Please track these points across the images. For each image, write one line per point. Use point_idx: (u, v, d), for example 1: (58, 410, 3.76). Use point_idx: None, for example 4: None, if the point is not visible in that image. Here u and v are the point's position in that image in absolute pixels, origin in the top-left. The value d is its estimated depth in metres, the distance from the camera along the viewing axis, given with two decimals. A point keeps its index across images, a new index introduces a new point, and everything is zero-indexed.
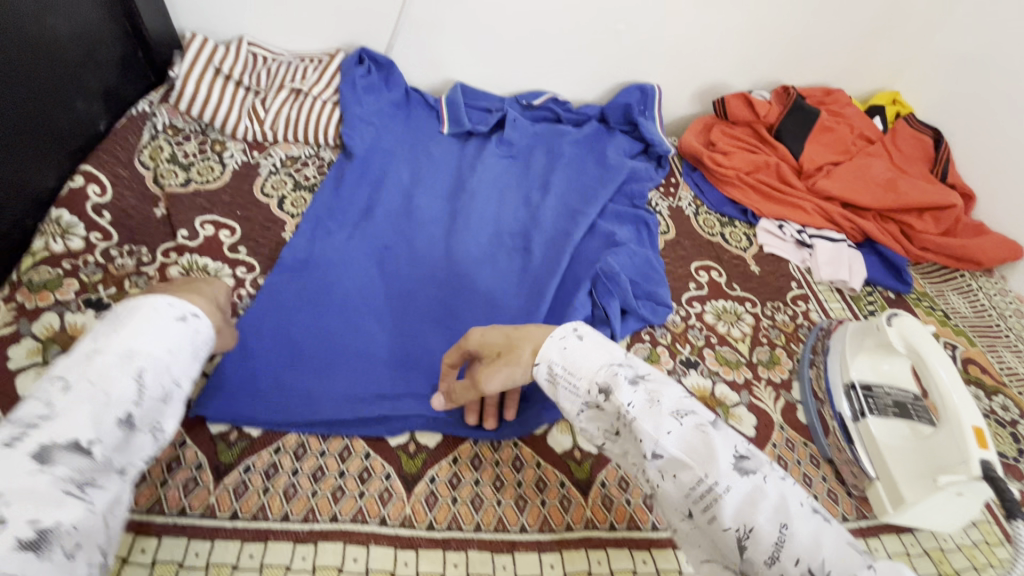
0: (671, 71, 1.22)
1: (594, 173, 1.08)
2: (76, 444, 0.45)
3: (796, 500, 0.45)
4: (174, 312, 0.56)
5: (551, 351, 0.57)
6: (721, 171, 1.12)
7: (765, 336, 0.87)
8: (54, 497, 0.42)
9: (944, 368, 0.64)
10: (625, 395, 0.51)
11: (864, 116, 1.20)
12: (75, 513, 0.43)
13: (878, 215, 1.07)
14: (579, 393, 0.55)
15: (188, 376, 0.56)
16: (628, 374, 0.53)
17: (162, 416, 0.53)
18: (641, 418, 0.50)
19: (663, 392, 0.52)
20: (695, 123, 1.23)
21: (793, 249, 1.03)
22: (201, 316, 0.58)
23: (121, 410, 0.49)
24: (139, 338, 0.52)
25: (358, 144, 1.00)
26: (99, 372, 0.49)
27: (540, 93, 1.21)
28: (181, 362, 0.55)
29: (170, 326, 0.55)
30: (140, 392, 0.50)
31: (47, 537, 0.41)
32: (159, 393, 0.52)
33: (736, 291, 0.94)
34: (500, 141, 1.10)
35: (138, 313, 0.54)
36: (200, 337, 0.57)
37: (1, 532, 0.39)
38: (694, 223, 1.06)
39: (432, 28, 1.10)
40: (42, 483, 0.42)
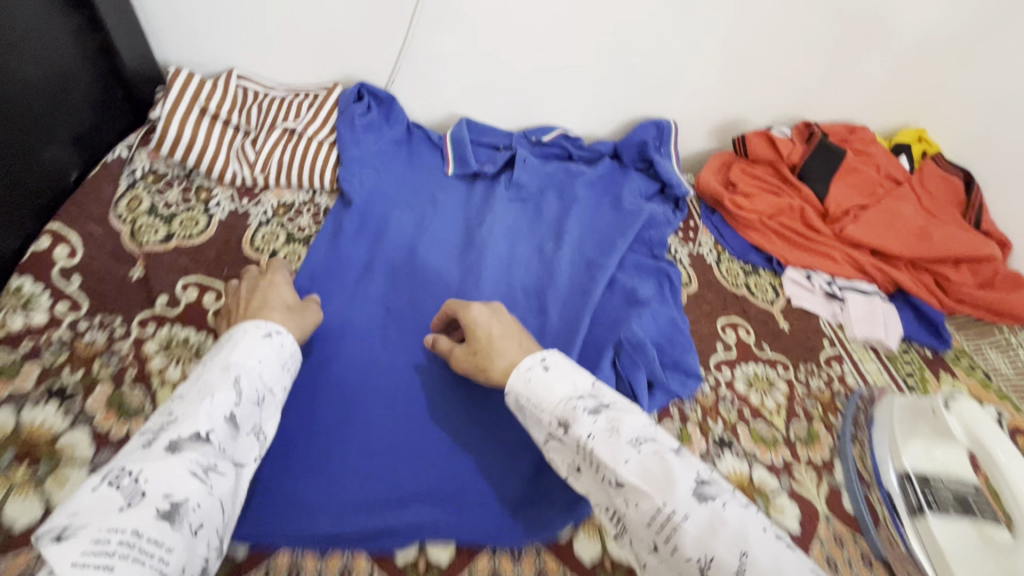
0: (688, 106, 1.15)
1: (610, 219, 1.01)
2: (197, 435, 0.50)
3: (757, 529, 0.44)
4: (260, 330, 0.62)
5: (517, 383, 0.58)
6: (743, 215, 1.06)
7: (801, 407, 0.81)
8: (181, 476, 0.47)
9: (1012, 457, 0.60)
10: (585, 425, 0.52)
11: (890, 155, 1.13)
12: (197, 493, 0.47)
13: (910, 264, 1.02)
14: (542, 423, 0.56)
15: (280, 384, 0.62)
16: (588, 405, 0.54)
17: (263, 419, 0.59)
18: (600, 448, 0.50)
19: (624, 420, 0.52)
20: (713, 160, 1.17)
21: (823, 302, 0.97)
22: (283, 332, 0.65)
23: (230, 406, 0.54)
24: (235, 352, 0.58)
25: (357, 191, 0.92)
26: (207, 382, 0.55)
27: (550, 129, 1.14)
28: (271, 371, 0.61)
29: (260, 340, 0.61)
30: (239, 396, 0.56)
31: (176, 511, 0.45)
32: (255, 397, 0.58)
33: (766, 352, 0.88)
34: (509, 183, 1.02)
35: (233, 335, 0.61)
36: (284, 350, 0.63)
37: (144, 503, 0.44)
38: (716, 274, 0.99)
39: (436, 61, 1.03)
40: (172, 465, 0.48)
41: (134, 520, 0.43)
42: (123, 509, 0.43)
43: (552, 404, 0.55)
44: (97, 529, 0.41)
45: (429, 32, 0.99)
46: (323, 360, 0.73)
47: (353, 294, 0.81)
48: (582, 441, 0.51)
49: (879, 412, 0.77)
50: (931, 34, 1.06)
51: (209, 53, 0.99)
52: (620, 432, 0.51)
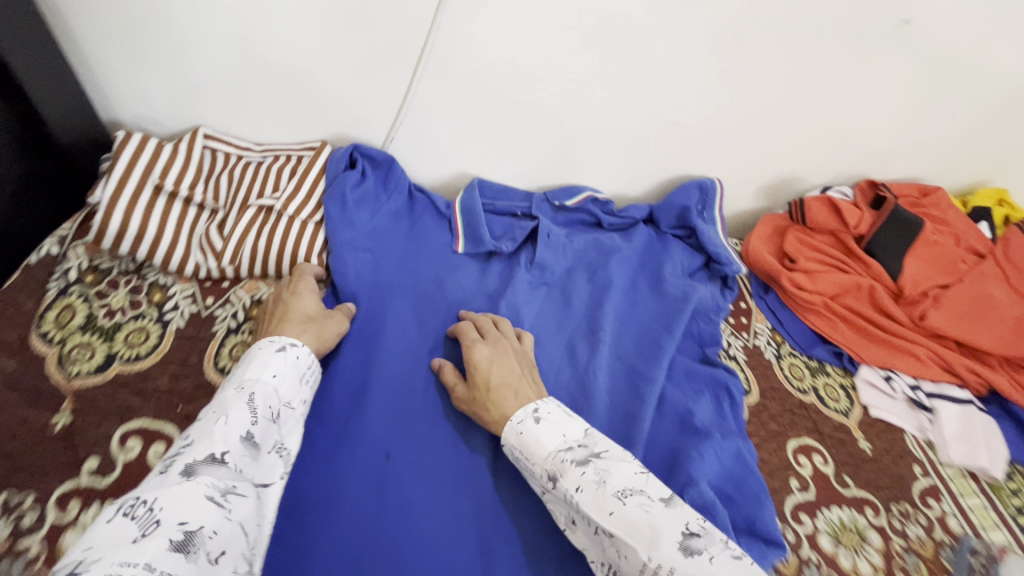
0: (736, 163, 0.99)
1: (652, 307, 0.85)
2: (214, 457, 0.46)
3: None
4: (274, 346, 0.59)
5: (510, 438, 0.59)
6: (803, 298, 0.90)
7: (902, 570, 0.65)
8: (197, 500, 0.42)
9: None
10: (572, 478, 0.52)
11: (969, 222, 0.98)
12: (215, 519, 0.42)
13: (1003, 361, 0.86)
14: (535, 477, 0.56)
15: (298, 400, 0.58)
16: (575, 456, 0.54)
17: (283, 436, 0.54)
18: (585, 502, 0.50)
19: (611, 471, 0.52)
20: (763, 225, 1.01)
21: (905, 410, 0.81)
22: (298, 345, 0.62)
23: (245, 425, 0.50)
24: (245, 370, 0.54)
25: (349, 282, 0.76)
26: (219, 403, 0.51)
27: (576, 190, 0.98)
28: (287, 386, 0.57)
29: (273, 357, 0.58)
30: (253, 415, 0.51)
31: (194, 540, 0.40)
32: (269, 415, 0.53)
33: (850, 488, 0.72)
34: (531, 263, 0.86)
35: (248, 356, 0.58)
36: (300, 364, 0.60)
37: (155, 534, 0.39)
38: (779, 375, 0.83)
39: (443, 116, 0.87)
40: (188, 489, 0.43)
41: (148, 552, 0.37)
42: (136, 540, 0.38)
43: (542, 457, 0.56)
44: (109, 561, 0.36)
45: (435, 85, 0.83)
46: (303, 538, 0.57)
47: (345, 432, 0.65)
48: (570, 495, 0.52)
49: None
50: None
51: (170, 109, 0.82)
52: (607, 485, 0.51)
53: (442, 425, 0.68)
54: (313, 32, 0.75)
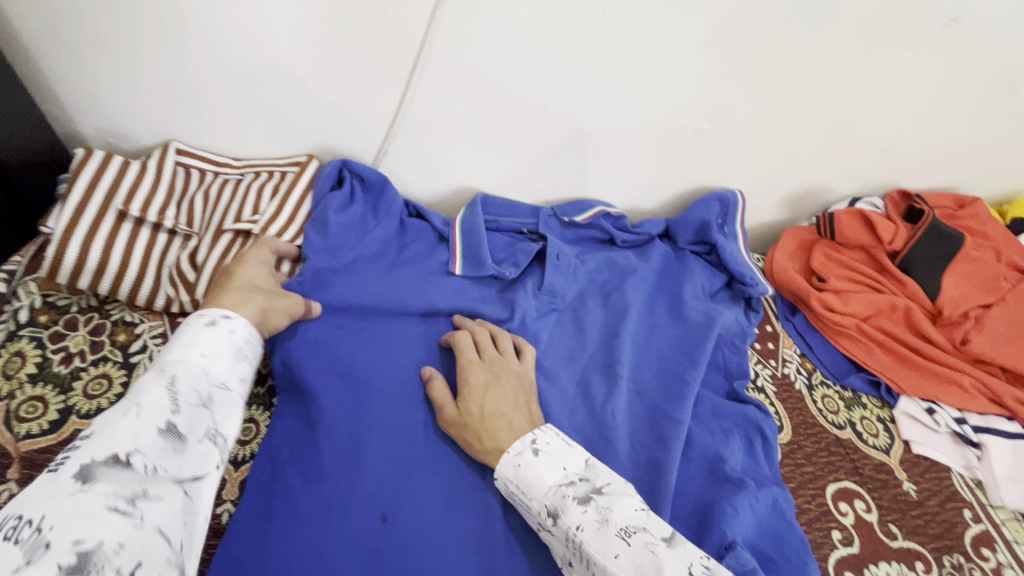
0: (759, 174, 0.92)
1: (673, 335, 0.78)
2: (118, 458, 0.39)
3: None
4: (203, 319, 0.52)
5: (506, 471, 0.55)
6: (835, 320, 0.83)
7: None
8: (97, 514, 0.35)
9: None
10: (574, 515, 0.49)
11: (1009, 235, 0.91)
12: (119, 530, 0.35)
13: None
14: (531, 514, 0.53)
15: (236, 378, 0.51)
16: (576, 492, 0.51)
17: (218, 421, 0.47)
18: (589, 542, 0.47)
19: (614, 508, 0.50)
20: (788, 239, 0.94)
21: (950, 445, 0.75)
22: (235, 317, 0.54)
23: (162, 415, 0.42)
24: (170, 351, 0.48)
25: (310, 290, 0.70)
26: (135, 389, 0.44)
27: (586, 204, 0.90)
28: (218, 366, 0.49)
29: (200, 334, 0.51)
30: (174, 401, 0.44)
31: (92, 560, 0.33)
32: (197, 400, 0.46)
33: (897, 540, 0.65)
34: (540, 287, 0.78)
35: (173, 336, 0.50)
36: (235, 338, 0.53)
37: (42, 559, 0.32)
38: (811, 408, 0.76)
39: (442, 127, 0.79)
40: (86, 497, 0.36)
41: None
42: (18, 569, 0.31)
43: (540, 492, 0.52)
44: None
45: (433, 93, 0.75)
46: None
47: (337, 491, 0.58)
48: (572, 534, 0.49)
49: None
50: None
51: (137, 122, 0.74)
52: (611, 523, 0.48)
53: (444, 479, 0.61)
54: (296, 36, 0.68)
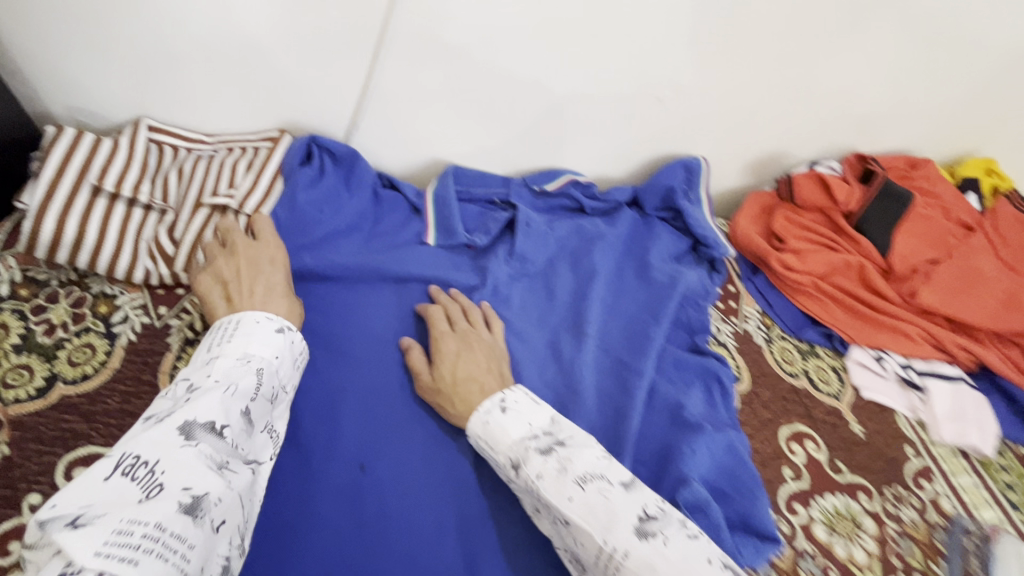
0: (722, 140, 0.95)
1: (639, 296, 0.81)
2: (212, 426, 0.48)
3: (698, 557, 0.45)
4: (274, 325, 0.59)
5: (476, 428, 0.58)
6: (793, 278, 0.87)
7: (897, 557, 0.64)
8: (199, 469, 0.44)
9: None
10: (533, 464, 0.52)
11: (958, 194, 0.96)
12: (218, 487, 0.45)
13: (994, 336, 0.85)
14: (499, 466, 0.57)
15: (291, 384, 0.60)
16: (537, 444, 0.54)
17: (274, 418, 0.56)
18: (546, 487, 0.51)
19: (573, 458, 0.52)
20: (750, 204, 0.97)
21: (897, 390, 0.80)
22: (295, 330, 0.62)
23: (247, 400, 0.51)
24: (250, 344, 0.56)
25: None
26: (222, 371, 0.52)
27: (556, 174, 0.93)
28: (285, 369, 0.58)
29: (274, 337, 0.58)
30: (256, 390, 0.53)
31: (200, 505, 0.43)
32: (269, 394, 0.55)
33: (842, 474, 0.70)
34: (510, 254, 0.81)
35: (244, 325, 0.58)
36: (294, 348, 0.61)
37: (164, 497, 0.41)
38: (769, 360, 0.81)
39: (411, 99, 0.81)
40: (192, 455, 0.45)
41: (157, 513, 0.40)
42: (142, 501, 0.40)
43: (505, 445, 0.56)
44: (116, 518, 0.38)
45: (401, 64, 0.76)
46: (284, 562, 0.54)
47: (318, 448, 0.61)
48: (531, 482, 0.52)
49: (998, 567, 0.63)
50: (1013, 47, 0.88)
51: (106, 98, 0.74)
52: (568, 471, 0.51)
53: (420, 433, 0.64)
54: (262, 8, 0.69)
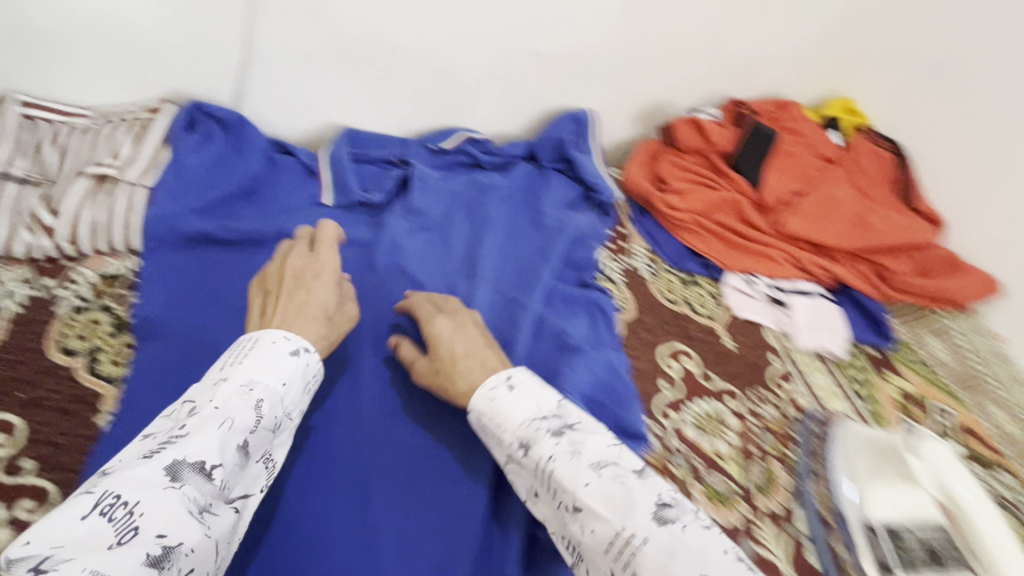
0: (606, 92, 1.01)
1: (531, 240, 0.87)
2: (201, 466, 0.43)
3: (717, 556, 0.44)
4: (290, 346, 0.54)
5: (481, 404, 0.56)
6: (675, 216, 0.96)
7: (755, 446, 0.73)
8: (178, 517, 0.41)
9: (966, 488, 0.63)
10: (547, 446, 0.51)
11: (821, 132, 1.05)
12: (194, 537, 0.41)
13: (850, 255, 0.94)
14: (502, 446, 0.54)
15: (298, 410, 0.55)
16: (550, 425, 0.52)
17: (273, 447, 0.52)
18: (559, 469, 0.49)
19: (586, 443, 0.51)
20: (639, 152, 1.03)
21: (766, 308, 0.89)
22: (313, 351, 0.56)
23: (244, 435, 0.47)
24: (260, 369, 0.51)
25: (151, 227, 0.71)
26: (224, 398, 0.47)
27: (451, 132, 0.96)
28: (293, 396, 0.53)
29: (286, 360, 0.53)
30: (258, 421, 0.49)
31: (168, 556, 0.40)
32: (272, 424, 0.50)
33: (714, 383, 0.79)
34: (406, 209, 0.85)
35: (259, 345, 0.53)
36: (307, 372, 0.56)
37: (132, 546, 0.38)
38: (653, 290, 0.88)
39: (293, 62, 0.82)
40: (174, 497, 0.41)
41: (122, 567, 0.37)
42: (112, 548, 0.37)
43: (515, 424, 0.54)
44: (80, 569, 0.35)
45: (282, 28, 0.78)
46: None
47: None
48: (544, 463, 0.51)
49: (838, 444, 0.70)
50: None
51: None
52: (582, 456, 0.50)
53: None
54: None
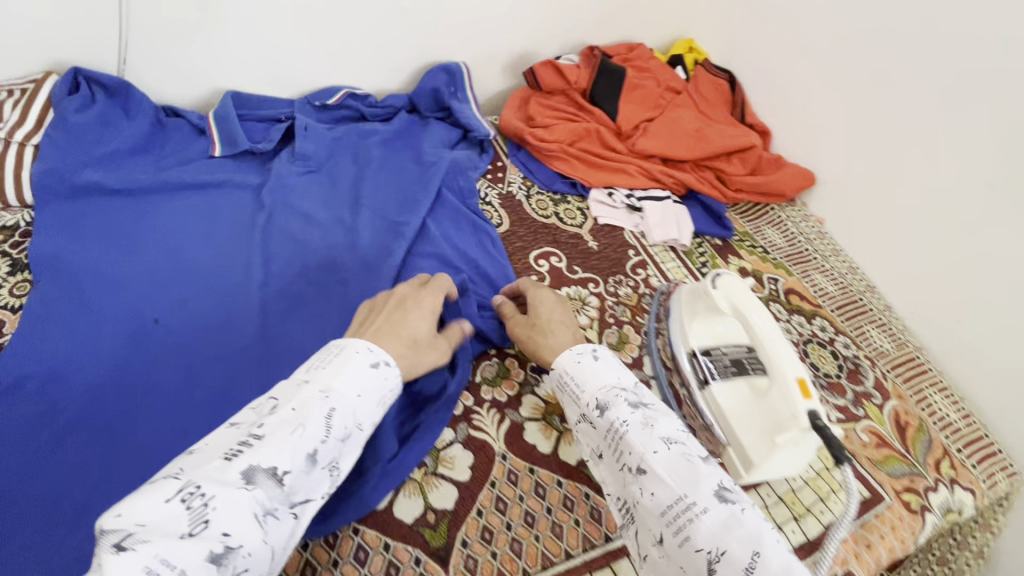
0: (475, 46, 1.12)
1: (412, 174, 0.97)
2: (273, 471, 0.47)
3: (770, 535, 0.47)
4: (370, 359, 0.57)
5: (566, 365, 0.65)
6: (545, 147, 1.07)
7: (611, 316, 0.86)
8: (245, 515, 0.44)
9: (759, 315, 0.68)
10: (622, 413, 0.58)
11: (666, 67, 1.21)
12: (253, 540, 0.44)
13: (695, 165, 1.10)
14: (580, 404, 0.62)
15: (370, 421, 0.57)
16: (627, 397, 0.60)
17: (342, 456, 0.54)
18: (631, 435, 0.56)
19: (659, 422, 0.57)
20: (512, 98, 1.16)
21: (625, 215, 1.03)
22: (392, 364, 0.59)
23: (314, 443, 0.50)
24: (338, 378, 0.54)
25: (41, 179, 0.79)
26: (300, 403, 0.51)
27: (335, 90, 1.05)
28: (367, 409, 0.56)
29: (366, 372, 0.56)
30: (327, 431, 0.51)
31: (228, 554, 0.43)
32: (341, 433, 0.53)
33: (577, 273, 0.91)
34: (293, 155, 0.94)
35: (344, 354, 0.57)
36: (387, 385, 0.58)
37: (201, 536, 0.42)
38: (526, 209, 1.00)
39: (169, 31, 0.88)
40: (244, 498, 0.45)
41: (187, 556, 0.41)
42: (183, 536, 0.41)
43: (595, 389, 0.62)
44: (152, 553, 0.39)
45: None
46: (85, 385, 0.66)
47: (107, 309, 0.72)
48: (618, 426, 0.57)
49: (675, 302, 0.82)
50: None
51: None
52: (654, 429, 0.56)
53: (210, 291, 0.76)
54: None
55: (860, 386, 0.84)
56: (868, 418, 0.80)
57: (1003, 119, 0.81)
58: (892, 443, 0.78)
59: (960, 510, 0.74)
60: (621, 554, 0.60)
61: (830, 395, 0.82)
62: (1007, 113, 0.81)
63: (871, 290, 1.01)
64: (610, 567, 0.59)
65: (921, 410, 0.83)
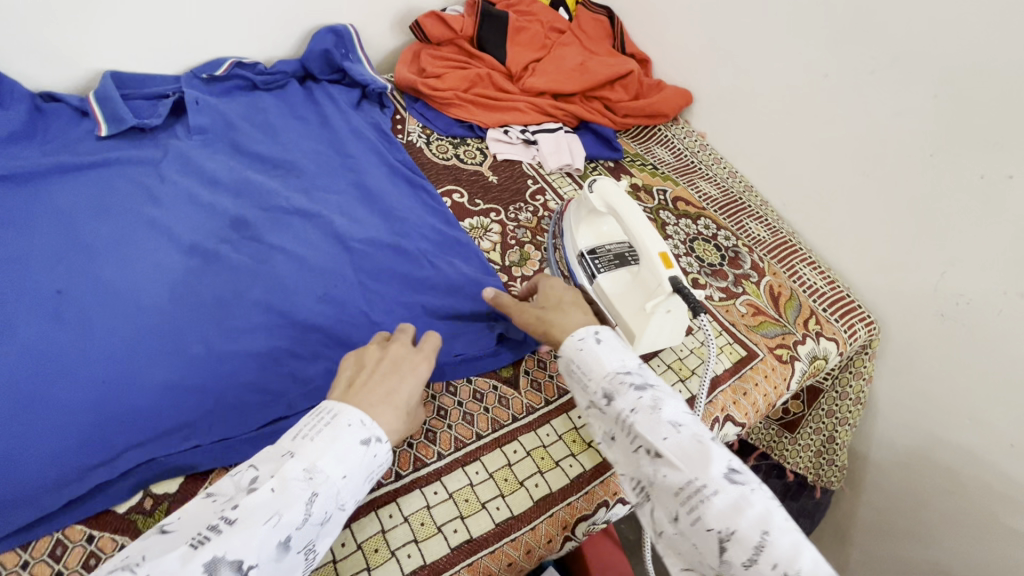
0: (358, 4, 1.14)
1: (314, 136, 1.01)
2: (239, 566, 0.42)
3: (779, 514, 0.46)
4: (363, 434, 0.51)
5: (569, 352, 0.61)
6: (440, 96, 1.10)
7: (513, 239, 0.94)
8: None
9: (633, 212, 0.74)
10: (628, 399, 0.55)
11: (549, 9, 1.25)
12: None
13: (583, 97, 1.17)
14: (586, 391, 0.59)
15: (354, 499, 0.51)
16: (633, 381, 0.56)
17: (319, 536, 0.49)
18: (640, 422, 0.53)
19: (667, 403, 0.54)
20: (404, 54, 1.18)
21: (523, 150, 1.09)
22: (384, 440, 0.53)
23: (288, 533, 0.44)
24: (326, 455, 0.49)
25: None
26: (283, 483, 0.46)
27: (221, 61, 1.05)
28: (352, 487, 0.50)
29: (354, 448, 0.51)
30: (304, 516, 0.46)
31: None
32: (320, 515, 0.48)
33: (479, 206, 0.97)
34: (188, 130, 0.96)
35: (335, 424, 0.51)
36: (377, 461, 0.53)
37: None
38: (426, 154, 1.05)
39: (32, 14, 0.86)
40: None
41: None
42: None
43: (600, 375, 0.58)
44: None
45: None
46: None
47: (8, 287, 0.73)
48: (624, 414, 0.55)
49: (568, 215, 0.86)
50: None
51: None
52: (661, 412, 0.53)
53: (114, 260, 0.78)
54: None
55: (740, 269, 0.95)
56: (746, 293, 0.92)
57: (826, 16, 0.90)
58: (768, 311, 0.90)
59: (826, 357, 0.87)
60: (525, 429, 0.69)
61: (712, 279, 0.93)
62: (828, 11, 0.89)
63: (749, 189, 1.10)
64: (516, 440, 0.68)
65: (792, 282, 0.95)
